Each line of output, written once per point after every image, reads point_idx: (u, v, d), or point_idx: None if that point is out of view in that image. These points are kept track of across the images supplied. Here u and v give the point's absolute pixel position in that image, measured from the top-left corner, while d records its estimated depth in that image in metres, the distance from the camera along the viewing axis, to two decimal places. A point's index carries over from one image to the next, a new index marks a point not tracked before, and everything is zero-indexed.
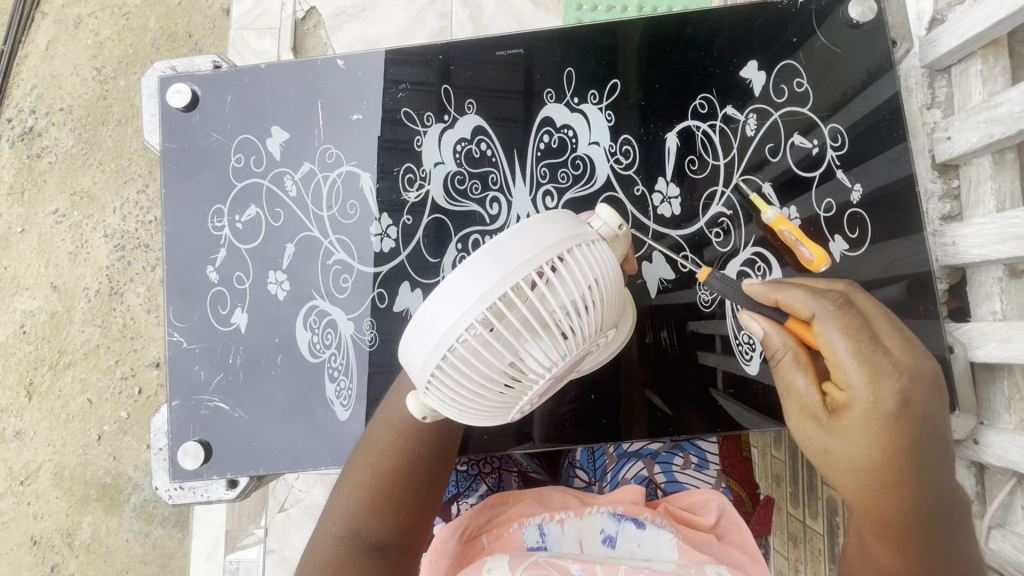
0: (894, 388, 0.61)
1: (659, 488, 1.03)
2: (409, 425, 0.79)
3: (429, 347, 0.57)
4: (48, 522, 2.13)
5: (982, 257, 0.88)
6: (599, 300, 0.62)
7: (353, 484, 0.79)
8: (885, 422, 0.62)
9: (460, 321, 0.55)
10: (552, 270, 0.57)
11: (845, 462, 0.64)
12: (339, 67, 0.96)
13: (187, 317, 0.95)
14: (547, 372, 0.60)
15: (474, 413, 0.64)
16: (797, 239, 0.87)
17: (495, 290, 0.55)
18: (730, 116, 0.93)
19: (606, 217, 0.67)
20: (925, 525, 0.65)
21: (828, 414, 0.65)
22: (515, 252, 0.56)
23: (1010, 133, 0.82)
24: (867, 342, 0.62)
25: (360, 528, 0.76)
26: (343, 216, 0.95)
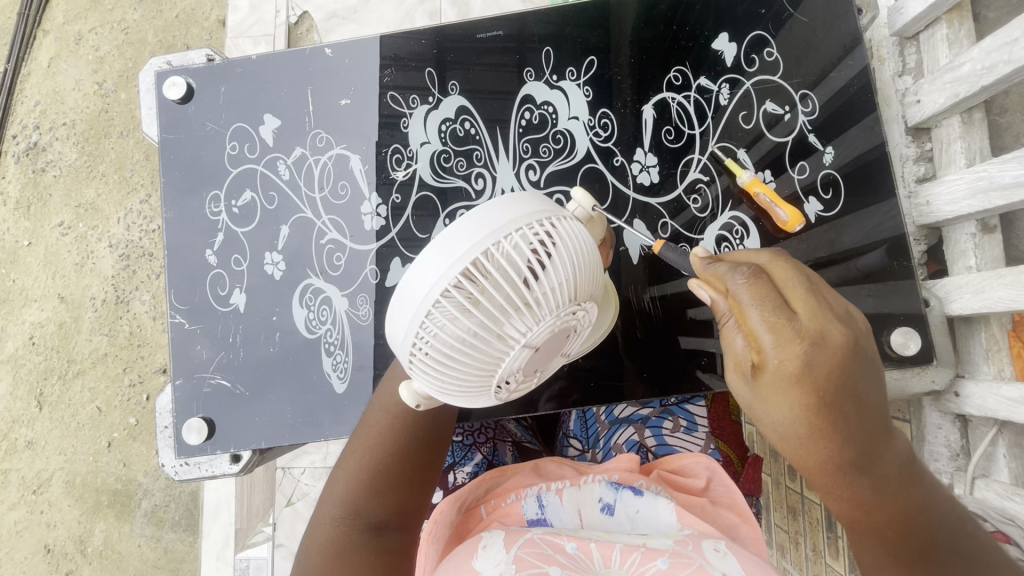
0: (805, 349, 0.52)
1: (650, 452, 1.06)
2: (409, 407, 0.77)
3: (405, 321, 0.56)
4: (62, 530, 2.17)
5: (955, 213, 0.90)
6: (580, 272, 0.60)
7: (351, 467, 0.77)
8: (805, 392, 0.53)
9: (433, 289, 0.54)
10: (528, 239, 0.57)
11: (776, 433, 0.57)
12: (327, 55, 1.00)
13: (189, 299, 0.99)
14: (528, 346, 0.57)
15: (463, 390, 0.61)
16: (771, 201, 0.90)
17: (468, 256, 0.54)
18: (704, 86, 0.96)
19: (579, 198, 0.66)
20: (869, 479, 0.58)
21: (754, 382, 0.56)
22: (489, 221, 0.56)
23: (974, 91, 0.85)
24: (776, 303, 0.52)
25: (359, 509, 0.74)
26: (335, 197, 0.99)
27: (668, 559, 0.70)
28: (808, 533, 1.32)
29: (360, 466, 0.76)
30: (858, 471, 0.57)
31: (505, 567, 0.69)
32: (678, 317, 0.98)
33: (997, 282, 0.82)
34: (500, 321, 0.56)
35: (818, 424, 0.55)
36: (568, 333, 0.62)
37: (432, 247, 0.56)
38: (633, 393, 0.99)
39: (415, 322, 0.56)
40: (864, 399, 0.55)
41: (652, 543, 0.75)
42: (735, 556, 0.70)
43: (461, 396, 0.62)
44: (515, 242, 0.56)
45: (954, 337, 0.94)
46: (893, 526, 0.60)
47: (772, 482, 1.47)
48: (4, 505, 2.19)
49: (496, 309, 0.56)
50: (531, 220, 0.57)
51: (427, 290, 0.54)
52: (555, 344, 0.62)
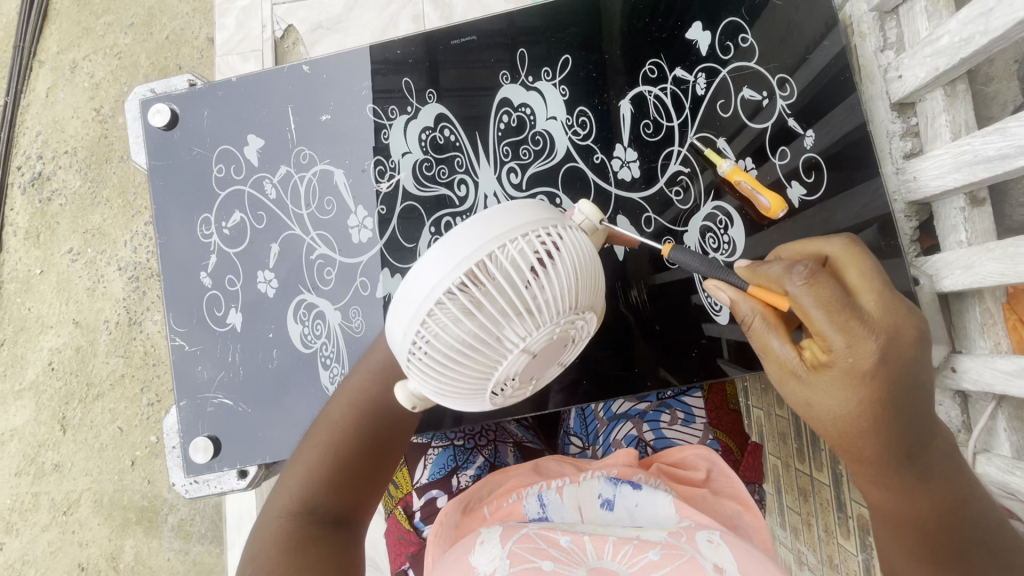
0: (876, 350, 0.57)
1: (648, 446, 1.06)
2: (364, 402, 0.78)
3: (406, 324, 0.57)
4: (93, 547, 2.23)
5: (941, 188, 0.89)
6: (579, 279, 0.60)
7: (307, 460, 0.76)
8: (866, 381, 0.58)
9: (434, 291, 0.55)
10: (531, 245, 0.57)
11: (828, 416, 0.62)
12: (305, 71, 1.01)
13: (187, 322, 1.01)
14: (525, 353, 0.59)
15: (456, 395, 0.62)
16: (753, 188, 0.89)
17: (470, 259, 0.55)
18: (680, 78, 0.96)
19: (585, 211, 0.67)
20: (919, 467, 0.63)
21: (812, 377, 0.61)
22: (491, 225, 0.57)
23: (954, 63, 0.83)
24: (843, 307, 0.57)
25: (313, 502, 0.73)
26: (321, 212, 1.00)
27: (660, 551, 0.71)
28: (819, 514, 1.32)
29: (318, 462, 0.76)
30: (906, 457, 0.62)
31: (499, 562, 0.70)
32: (669, 309, 0.98)
33: (987, 256, 0.81)
34: (498, 326, 0.57)
35: (873, 412, 0.60)
36: (567, 340, 0.63)
37: (435, 250, 0.56)
38: (627, 388, 1.00)
39: (417, 325, 0.56)
40: (913, 386, 0.60)
41: (646, 537, 0.76)
42: (729, 547, 0.71)
43: (456, 403, 0.63)
44: (519, 246, 0.56)
45: (949, 312, 0.93)
46: (941, 509, 0.64)
47: (782, 466, 1.47)
48: (37, 527, 2.25)
49: (495, 316, 0.57)
50: (537, 227, 0.58)
51: (429, 292, 0.55)
52: (552, 350, 0.62)
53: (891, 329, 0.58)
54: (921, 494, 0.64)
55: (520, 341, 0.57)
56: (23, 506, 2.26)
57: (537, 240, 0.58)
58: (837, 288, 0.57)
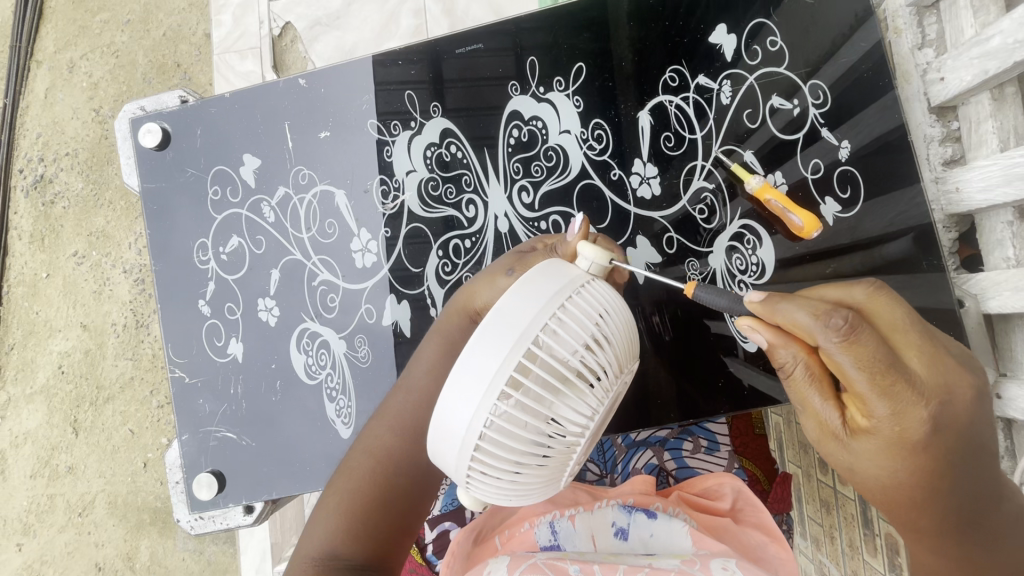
0: (924, 418, 0.50)
1: (670, 476, 1.02)
2: (389, 447, 0.76)
3: (464, 417, 0.52)
4: (110, 548, 2.21)
5: (988, 201, 0.82)
6: (624, 345, 0.58)
7: (330, 510, 0.73)
8: (915, 449, 0.51)
9: (495, 373, 0.51)
10: (580, 314, 0.55)
11: (869, 481, 0.55)
12: (301, 85, 0.96)
13: (186, 353, 0.98)
14: (585, 431, 0.56)
15: (522, 491, 0.57)
16: (784, 207, 0.82)
17: (527, 335, 0.52)
18: (703, 86, 0.90)
19: (589, 254, 0.62)
20: (975, 530, 0.57)
21: (856, 442, 0.54)
22: (539, 294, 0.54)
23: (1005, 67, 0.76)
24: (887, 368, 0.50)
25: (338, 553, 0.69)
26: (322, 236, 0.95)
27: None
28: (844, 528, 1.27)
29: (343, 511, 0.72)
30: (960, 523, 0.56)
31: None
32: (691, 332, 0.92)
33: None
34: (556, 405, 0.54)
35: (923, 479, 0.53)
36: (613, 405, 0.61)
37: (486, 325, 0.53)
38: (646, 415, 0.95)
39: (479, 415, 0.52)
40: (968, 449, 0.53)
41: (658, 564, 0.74)
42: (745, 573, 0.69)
43: (519, 498, 0.58)
44: (545, 340, 0.53)
45: (993, 333, 0.87)
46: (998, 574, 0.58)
47: (803, 476, 1.41)
48: (53, 529, 2.24)
49: (552, 394, 0.54)
50: (556, 307, 0.54)
51: (490, 377, 0.51)
52: (602, 419, 0.60)
53: (940, 391, 0.50)
54: (978, 558, 0.58)
55: (580, 417, 0.55)
56: (38, 507, 2.25)
57: (583, 308, 0.56)
58: (880, 346, 0.50)
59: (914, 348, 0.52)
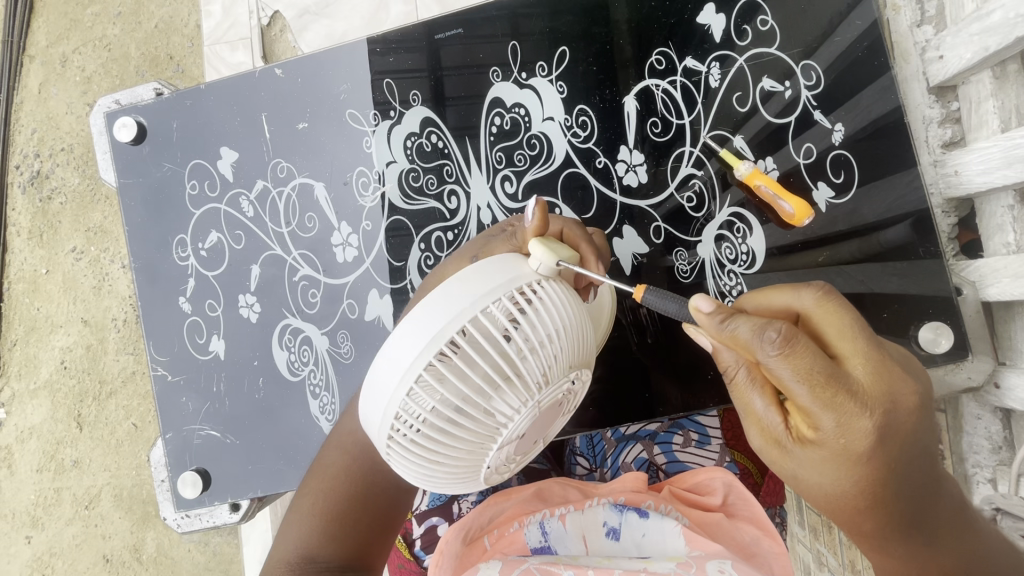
0: (871, 430, 0.47)
1: (660, 470, 1.01)
2: (363, 446, 0.75)
3: (382, 402, 0.51)
4: (117, 540, 2.23)
5: (988, 184, 0.79)
6: (565, 346, 0.55)
7: (308, 510, 0.74)
8: (861, 461, 0.49)
9: (412, 365, 0.50)
10: (520, 313, 0.53)
11: (817, 491, 0.53)
12: (278, 75, 0.95)
13: (168, 351, 0.98)
14: (507, 432, 0.53)
15: (439, 478, 0.56)
16: (775, 193, 0.81)
17: (450, 328, 0.50)
18: (691, 68, 0.86)
19: (539, 255, 0.57)
20: (928, 533, 0.54)
21: (800, 452, 0.51)
22: (473, 285, 0.52)
23: (1007, 42, 0.72)
24: (829, 375, 0.47)
25: (314, 556, 0.70)
26: (302, 230, 0.94)
27: None
28: None
29: (322, 511, 0.73)
30: (913, 529, 0.54)
31: None
32: (679, 325, 0.90)
33: None
34: (485, 402, 0.52)
35: (874, 490, 0.50)
36: (557, 406, 0.59)
37: (412, 315, 0.51)
38: (635, 408, 0.93)
39: (394, 403, 0.51)
40: (919, 457, 0.51)
41: (653, 568, 0.74)
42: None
43: (438, 486, 0.57)
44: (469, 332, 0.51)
45: (993, 322, 0.84)
46: None
47: None
48: (62, 521, 2.26)
49: (479, 395, 0.52)
50: (486, 300, 0.51)
51: (406, 367, 0.50)
52: (541, 420, 0.57)
53: (887, 400, 0.48)
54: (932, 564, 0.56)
55: (509, 414, 0.53)
56: (46, 500, 2.27)
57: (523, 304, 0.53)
58: (817, 354, 0.47)
59: (859, 356, 0.49)
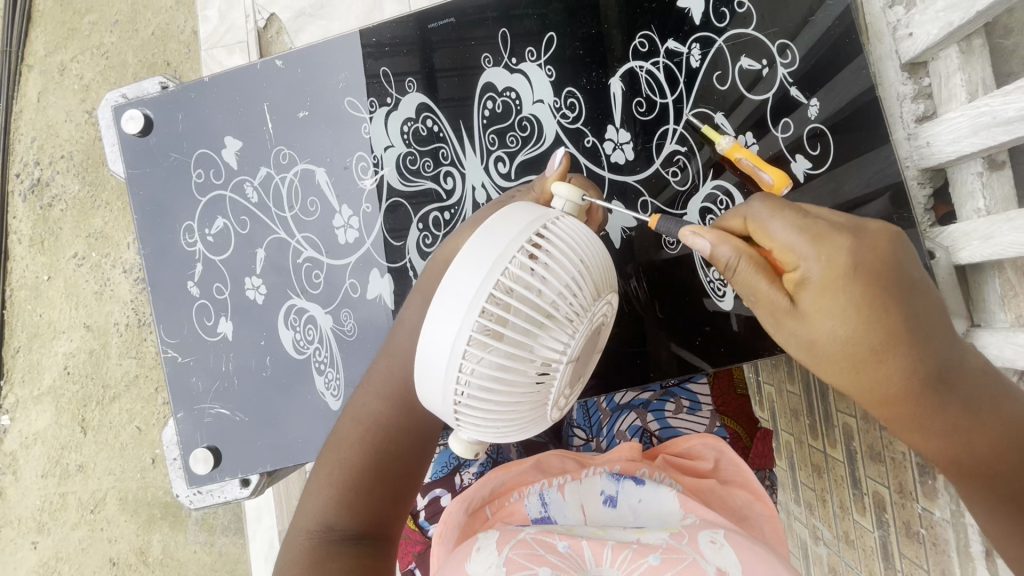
0: (849, 253, 0.56)
1: (654, 436, 1.06)
2: (376, 419, 0.75)
3: (450, 341, 0.54)
4: (123, 543, 2.25)
5: (957, 153, 0.82)
6: (601, 270, 0.61)
7: (325, 478, 0.72)
8: (858, 282, 0.55)
9: (476, 296, 0.53)
10: (560, 240, 0.58)
11: (831, 338, 0.57)
12: (278, 67, 1.01)
13: (178, 334, 1.07)
14: (568, 355, 0.57)
15: (511, 419, 0.59)
16: (755, 165, 0.82)
17: (504, 257, 0.54)
18: (673, 50, 0.91)
19: (563, 192, 0.65)
20: (955, 386, 0.59)
21: (804, 293, 0.58)
22: (508, 226, 0.57)
23: (969, 17, 0.76)
24: (808, 219, 0.58)
25: (332, 524, 0.70)
26: (305, 214, 1.02)
27: (661, 555, 0.69)
28: (833, 490, 1.24)
29: (338, 481, 0.72)
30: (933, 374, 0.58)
31: (496, 569, 0.68)
32: (669, 298, 0.94)
33: (1007, 225, 0.76)
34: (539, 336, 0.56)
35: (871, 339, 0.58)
36: (598, 333, 0.64)
37: (464, 257, 0.55)
38: (627, 378, 0.97)
39: (464, 337, 0.53)
40: (913, 292, 0.57)
41: (646, 539, 0.74)
42: (733, 548, 0.68)
43: (509, 427, 0.59)
44: (517, 266, 0.55)
45: (967, 286, 0.88)
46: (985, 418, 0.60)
47: (795, 441, 1.40)
48: (67, 526, 2.28)
49: (535, 323, 0.56)
50: (528, 236, 0.56)
51: (470, 299, 0.53)
52: (588, 346, 0.62)
53: (857, 231, 0.57)
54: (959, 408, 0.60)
55: (564, 343, 0.57)
56: (52, 505, 2.30)
57: (559, 233, 0.58)
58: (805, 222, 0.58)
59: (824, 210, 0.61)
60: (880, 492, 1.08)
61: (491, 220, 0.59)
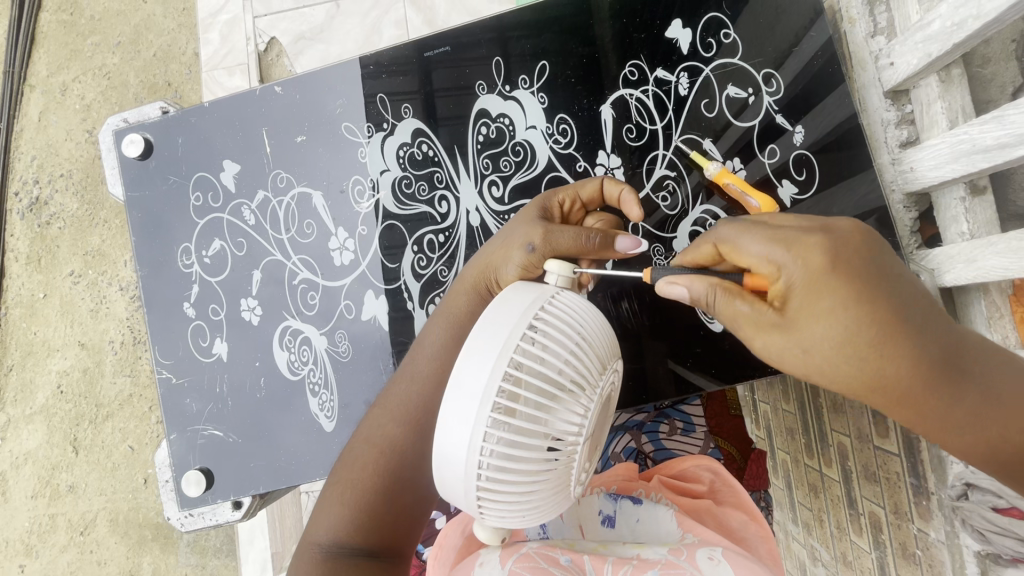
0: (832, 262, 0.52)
1: (648, 458, 1.07)
2: (395, 441, 0.70)
3: (464, 437, 0.49)
4: (111, 567, 2.20)
5: (939, 178, 0.84)
6: (604, 341, 0.59)
7: (338, 498, 0.69)
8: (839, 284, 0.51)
9: (487, 390, 0.49)
10: (561, 316, 0.56)
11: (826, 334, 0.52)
12: (277, 92, 1.04)
13: (172, 355, 1.08)
14: (583, 434, 0.54)
15: (535, 503, 0.54)
16: (742, 190, 0.83)
17: (509, 345, 0.51)
18: (661, 78, 0.94)
19: (555, 268, 0.63)
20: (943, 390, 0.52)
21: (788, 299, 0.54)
22: (512, 308, 0.54)
23: (946, 49, 0.78)
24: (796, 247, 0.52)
25: (346, 541, 0.66)
26: (301, 236, 1.04)
27: (660, 570, 0.69)
28: (831, 511, 1.24)
29: (355, 500, 0.68)
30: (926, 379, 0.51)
31: None
32: (660, 318, 0.95)
33: (990, 250, 0.77)
34: (552, 415, 0.53)
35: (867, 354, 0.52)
36: (610, 400, 0.61)
37: (469, 347, 0.52)
38: (620, 396, 0.97)
39: (479, 434, 0.49)
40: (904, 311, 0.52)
41: (646, 554, 0.74)
42: (730, 564, 0.68)
43: (536, 514, 0.55)
44: (528, 350, 0.52)
45: (954, 308, 0.89)
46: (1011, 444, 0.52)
47: (792, 461, 1.38)
48: (56, 548, 2.24)
49: (547, 403, 0.53)
50: (530, 317, 0.53)
51: (481, 393, 0.49)
52: (599, 416, 0.59)
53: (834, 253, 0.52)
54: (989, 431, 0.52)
55: (577, 419, 0.54)
56: (41, 527, 2.26)
57: (560, 313, 0.56)
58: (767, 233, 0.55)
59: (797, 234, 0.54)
60: (876, 512, 1.08)
61: (491, 303, 0.56)
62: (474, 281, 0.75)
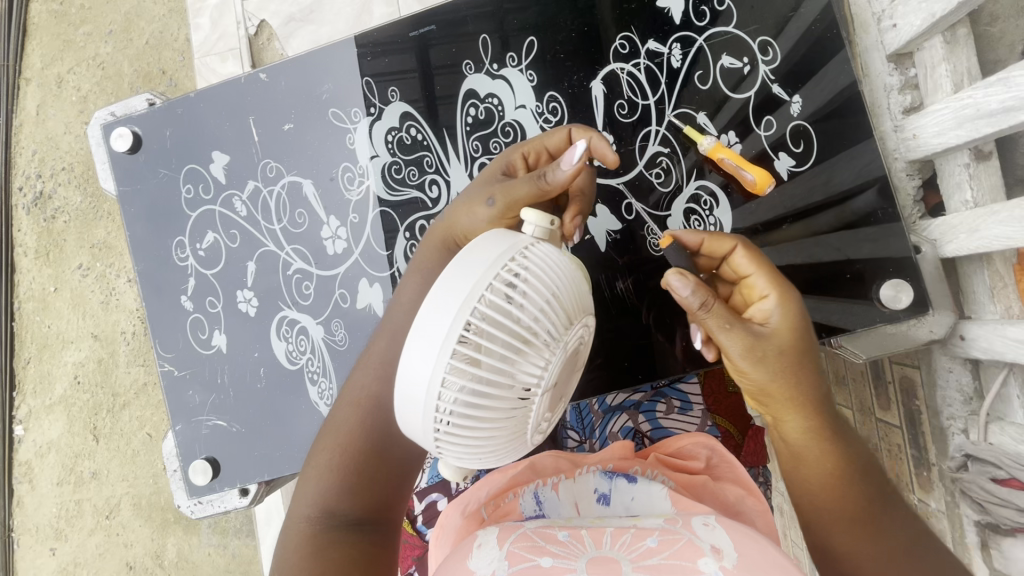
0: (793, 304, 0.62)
1: (645, 437, 1.07)
2: (375, 399, 0.71)
3: (424, 380, 0.47)
4: (138, 548, 2.28)
5: (943, 145, 0.81)
6: (578, 296, 0.55)
7: (323, 466, 0.68)
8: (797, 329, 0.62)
9: (447, 334, 0.47)
10: (535, 268, 0.52)
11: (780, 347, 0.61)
12: (263, 80, 1.02)
13: (174, 348, 1.09)
14: (545, 383, 0.52)
15: (490, 450, 0.53)
16: (736, 164, 0.85)
17: (474, 294, 0.48)
18: (653, 51, 0.91)
19: (531, 218, 0.57)
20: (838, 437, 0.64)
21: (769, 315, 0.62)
22: (484, 257, 0.50)
23: (950, 8, 0.75)
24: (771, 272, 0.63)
25: (335, 509, 0.65)
26: (293, 225, 1.03)
27: (658, 537, 0.65)
28: None
29: (340, 465, 0.68)
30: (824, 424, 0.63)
31: (499, 563, 0.63)
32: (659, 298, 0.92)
33: (992, 219, 0.75)
34: (516, 363, 0.50)
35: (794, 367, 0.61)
36: (577, 356, 0.57)
37: (433, 295, 0.49)
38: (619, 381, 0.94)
39: (437, 374, 0.47)
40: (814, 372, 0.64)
41: (642, 524, 0.71)
42: (726, 528, 0.65)
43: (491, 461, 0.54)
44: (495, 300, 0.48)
45: (956, 279, 0.87)
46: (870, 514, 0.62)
47: None
48: (84, 532, 2.32)
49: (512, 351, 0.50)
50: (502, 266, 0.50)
51: (441, 338, 0.46)
52: (566, 368, 0.56)
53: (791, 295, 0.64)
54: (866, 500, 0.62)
55: (540, 370, 0.51)
56: (68, 512, 2.34)
57: (535, 263, 0.52)
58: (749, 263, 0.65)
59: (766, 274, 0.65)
60: None
61: (462, 250, 0.53)
62: (444, 239, 0.76)
